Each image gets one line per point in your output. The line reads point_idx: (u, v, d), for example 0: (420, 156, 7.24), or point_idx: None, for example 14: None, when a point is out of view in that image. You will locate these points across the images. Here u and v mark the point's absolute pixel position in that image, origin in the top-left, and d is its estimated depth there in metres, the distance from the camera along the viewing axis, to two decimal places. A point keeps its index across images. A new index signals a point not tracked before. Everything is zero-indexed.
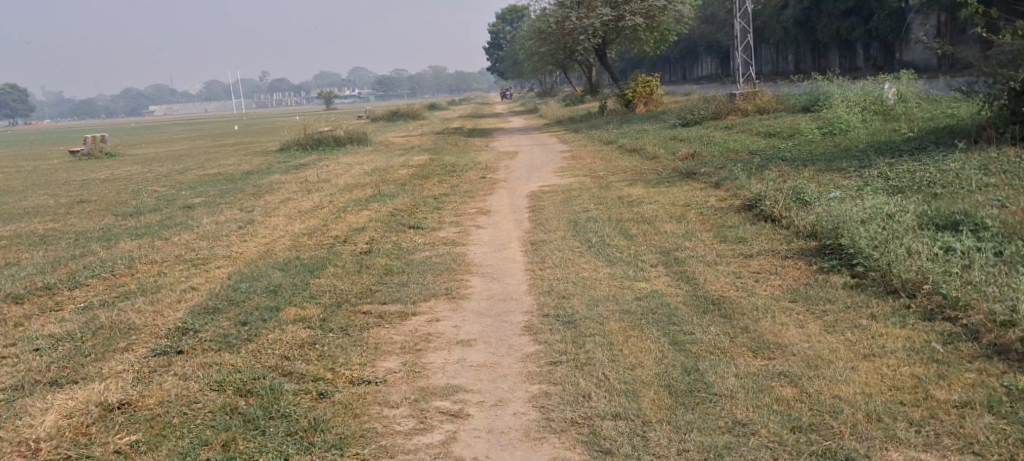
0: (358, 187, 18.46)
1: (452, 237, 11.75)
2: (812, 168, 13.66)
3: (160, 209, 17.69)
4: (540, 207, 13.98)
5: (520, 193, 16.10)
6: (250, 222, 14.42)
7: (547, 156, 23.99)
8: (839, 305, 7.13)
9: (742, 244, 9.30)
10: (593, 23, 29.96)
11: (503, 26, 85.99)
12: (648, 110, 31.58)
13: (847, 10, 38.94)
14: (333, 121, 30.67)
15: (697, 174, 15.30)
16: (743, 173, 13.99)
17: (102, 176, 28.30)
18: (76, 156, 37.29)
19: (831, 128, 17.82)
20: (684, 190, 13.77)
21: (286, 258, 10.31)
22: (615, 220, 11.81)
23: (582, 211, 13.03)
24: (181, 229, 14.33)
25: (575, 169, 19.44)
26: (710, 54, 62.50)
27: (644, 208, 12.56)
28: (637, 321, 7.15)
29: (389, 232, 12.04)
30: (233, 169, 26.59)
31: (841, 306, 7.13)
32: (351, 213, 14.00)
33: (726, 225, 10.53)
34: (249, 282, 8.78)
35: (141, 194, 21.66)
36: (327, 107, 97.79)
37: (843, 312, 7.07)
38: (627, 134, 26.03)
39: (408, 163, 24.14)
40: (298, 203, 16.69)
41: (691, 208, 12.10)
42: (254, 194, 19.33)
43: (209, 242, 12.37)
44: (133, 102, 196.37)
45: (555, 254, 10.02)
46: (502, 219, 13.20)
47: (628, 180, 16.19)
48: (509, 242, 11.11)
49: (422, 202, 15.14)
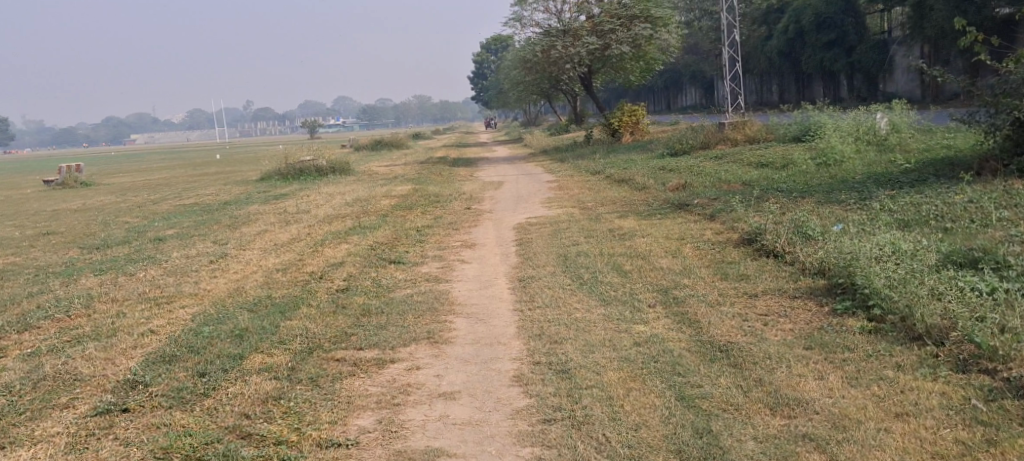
0: (338, 218, 17.86)
1: (436, 273, 11.11)
2: (810, 200, 13.07)
3: (131, 242, 17.01)
4: (528, 240, 13.38)
5: (506, 225, 15.50)
6: (223, 256, 13.78)
7: (533, 185, 23.46)
8: (861, 354, 6.54)
9: (744, 282, 8.70)
10: (579, 52, 29.50)
11: (488, 56, 85.84)
12: (634, 139, 31.11)
13: (830, 41, 38.58)
14: (315, 150, 30.06)
15: (690, 206, 14.72)
16: (739, 205, 13.40)
17: (75, 207, 27.59)
18: (51, 186, 36.55)
19: (824, 159, 17.27)
20: (677, 223, 13.19)
21: (256, 296, 9.66)
22: (607, 254, 11.21)
23: (572, 245, 12.43)
24: (150, 263, 13.68)
25: (563, 200, 18.87)
26: (693, 84, 62.27)
27: (637, 242, 11.97)
28: (638, 371, 6.53)
29: (368, 268, 11.41)
30: (211, 199, 25.93)
31: (862, 355, 6.54)
32: (329, 246, 13.37)
33: (725, 261, 9.93)
34: (213, 324, 8.14)
35: (112, 225, 20.99)
36: (311, 136, 97.29)
37: (865, 362, 6.48)
38: (614, 164, 25.49)
39: (391, 192, 23.55)
40: (274, 235, 16.04)
41: (687, 242, 11.51)
42: (229, 226, 18.67)
43: (177, 279, 11.73)
44: (115, 130, 195.39)
45: (545, 292, 9.39)
46: (487, 253, 12.57)
47: (618, 211, 15.62)
48: (496, 279, 10.48)
49: (404, 235, 14.53)
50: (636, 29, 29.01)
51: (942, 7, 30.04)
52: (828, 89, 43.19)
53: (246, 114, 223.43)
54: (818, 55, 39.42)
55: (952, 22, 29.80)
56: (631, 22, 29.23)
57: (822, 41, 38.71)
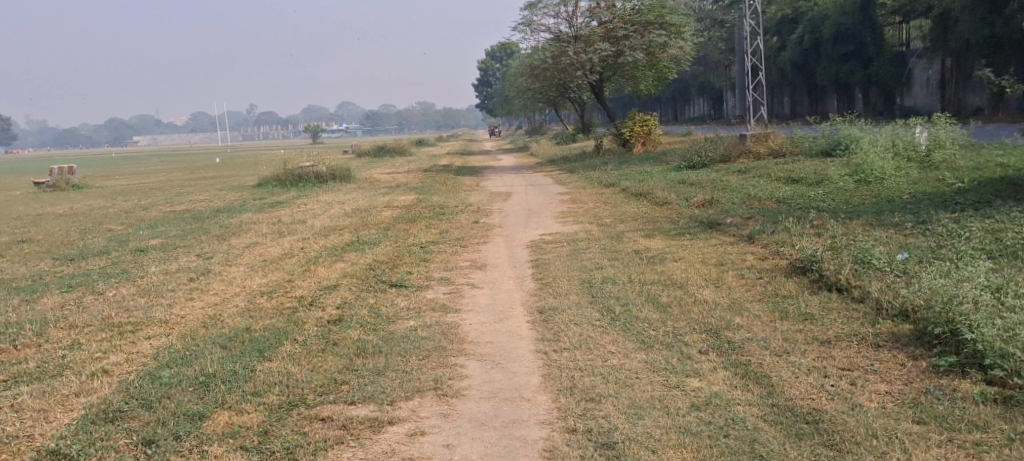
0: (336, 230, 16.57)
1: (443, 300, 9.81)
2: (859, 223, 11.63)
3: (111, 255, 15.71)
4: (545, 262, 12.03)
5: (518, 243, 14.18)
6: (205, 273, 12.48)
7: (543, 197, 22.17)
8: (997, 437, 5.49)
9: (811, 323, 7.35)
10: (591, 59, 28.15)
11: (492, 63, 85.00)
12: (646, 151, 29.78)
13: (846, 53, 36.95)
14: (315, 156, 28.75)
15: (721, 226, 13.37)
16: (780, 227, 12.04)
17: (61, 211, 26.29)
18: (42, 189, 35.26)
19: (863, 176, 15.89)
20: (710, 245, 11.87)
21: (235, 327, 8.36)
22: (637, 281, 9.88)
23: (594, 268, 11.08)
24: (125, 281, 12.39)
25: (578, 216, 17.54)
26: (702, 95, 60.99)
27: (669, 267, 10.64)
28: (704, 452, 5.48)
29: (365, 292, 10.09)
30: (204, 206, 24.65)
31: (1001, 439, 5.47)
32: (323, 264, 12.07)
33: (779, 293, 8.61)
34: (181, 363, 6.92)
35: (95, 232, 19.71)
36: (314, 141, 96.03)
37: (1008, 448, 5.41)
38: (629, 176, 24.14)
39: (392, 202, 22.22)
40: (265, 248, 14.77)
41: (728, 268, 10.19)
42: (218, 237, 17.36)
43: (150, 301, 10.44)
44: (117, 132, 194.43)
45: (571, 329, 8.05)
46: (499, 276, 11.26)
47: (642, 229, 14.30)
48: (512, 310, 9.17)
49: (406, 252, 13.20)
50: (650, 36, 27.63)
51: (967, 19, 28.55)
52: (842, 102, 41.63)
53: (248, 118, 222.20)
54: (833, 67, 37.96)
55: (978, 35, 28.32)
56: (645, 29, 27.86)
57: (838, 53, 37.15)
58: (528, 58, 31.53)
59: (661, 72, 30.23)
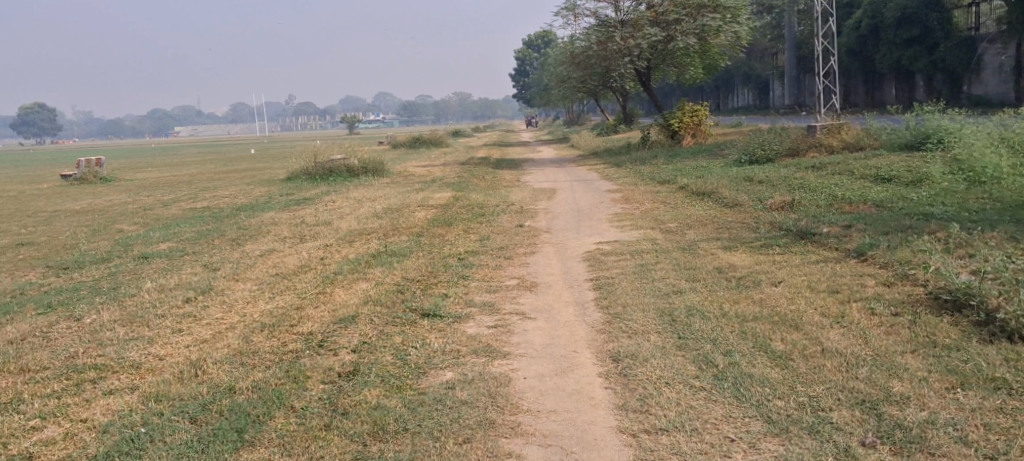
0: (363, 235, 14.65)
1: (488, 339, 7.84)
2: (998, 235, 9.44)
3: (109, 262, 13.84)
4: (609, 283, 9.93)
5: (572, 254, 12.12)
6: (205, 291, 10.56)
7: (591, 195, 20.14)
8: None
9: (1012, 396, 5.58)
10: (640, 44, 25.83)
11: (529, 52, 82.96)
12: (698, 143, 27.51)
13: (911, 38, 33.49)
14: (346, 148, 26.78)
15: (816, 236, 11.28)
16: (895, 241, 9.95)
17: (78, 207, 24.56)
18: (67, 181, 33.69)
19: (973, 176, 13.67)
20: (810, 263, 9.77)
21: (220, 384, 6.45)
22: (734, 316, 7.77)
23: (672, 293, 9.05)
24: (110, 299, 10.48)
25: (634, 218, 15.44)
26: (748, 84, 58.53)
27: (768, 294, 8.54)
28: None
29: (389, 327, 8.08)
30: (226, 203, 22.84)
31: None
32: (340, 283, 10.10)
33: (941, 337, 6.58)
34: None
35: (102, 234, 17.88)
36: (349, 132, 94.55)
37: None
38: (684, 171, 22.01)
39: (427, 200, 20.28)
40: (280, 258, 12.85)
41: (847, 299, 8.09)
42: (233, 241, 15.48)
43: (129, 332, 8.50)
44: (155, 122, 194.34)
45: (661, 392, 6.03)
46: (554, 301, 9.26)
47: (715, 239, 12.30)
48: (575, 354, 7.18)
49: (442, 266, 11.20)
50: (703, 19, 25.20)
51: None
52: (903, 90, 38.45)
53: (285, 108, 221.71)
54: (895, 53, 34.56)
55: None
56: (698, 12, 25.50)
57: (901, 38, 33.67)
58: (570, 45, 29.47)
59: (715, 57, 27.88)
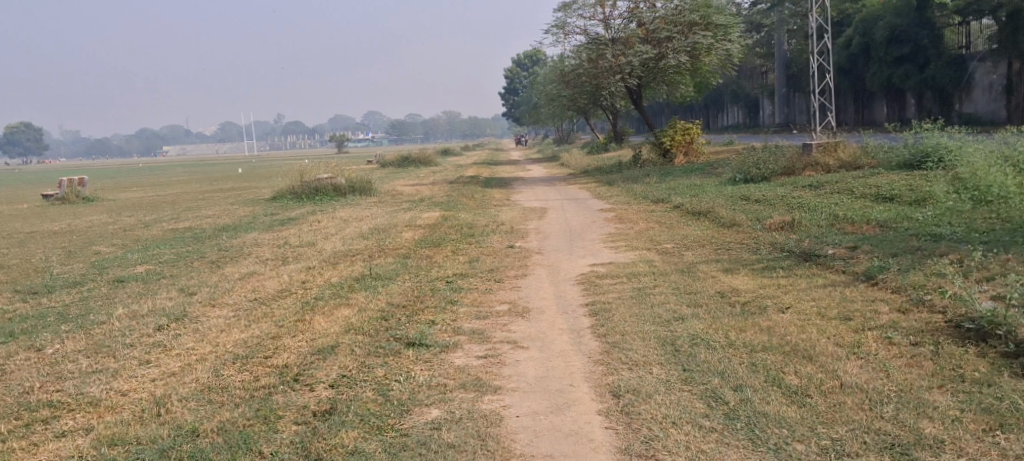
0: (347, 257, 14.07)
1: (477, 371, 7.28)
2: (1014, 257, 8.95)
3: (80, 286, 13.22)
4: (605, 308, 9.36)
5: (565, 277, 11.57)
6: (178, 318, 9.94)
7: (583, 215, 19.62)
8: None
9: None
10: (631, 62, 25.34)
11: (518, 71, 82.79)
12: (689, 162, 27.04)
13: (901, 56, 32.80)
14: (333, 166, 26.21)
15: (820, 259, 10.78)
16: (907, 264, 9.44)
17: (56, 228, 23.92)
18: (49, 201, 33.00)
19: (979, 195, 13.22)
20: (818, 287, 9.26)
21: (183, 427, 5.98)
22: (743, 348, 7.23)
23: (674, 321, 8.49)
24: (76, 326, 9.87)
25: (629, 239, 14.92)
26: (737, 103, 58.28)
27: (777, 321, 7.99)
28: None
29: (370, 358, 7.50)
30: (209, 223, 22.23)
31: None
32: (321, 310, 9.52)
33: (971, 370, 6.17)
34: None
35: (77, 256, 17.24)
36: (339, 152, 93.99)
37: None
38: (678, 190, 21.52)
39: (415, 220, 19.72)
40: (260, 282, 12.26)
41: (862, 327, 7.56)
42: (213, 264, 14.88)
43: (91, 364, 7.89)
44: (144, 142, 193.63)
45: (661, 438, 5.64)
46: (547, 329, 8.70)
47: (714, 261, 11.77)
48: (573, 389, 6.63)
49: (429, 291, 10.63)
50: (695, 37, 24.90)
51: None
52: (893, 109, 37.76)
53: (274, 127, 221.33)
54: (885, 71, 33.80)
55: None
56: (690, 30, 25.12)
57: (891, 56, 33.11)
58: (560, 64, 29.05)
59: (706, 75, 27.43)
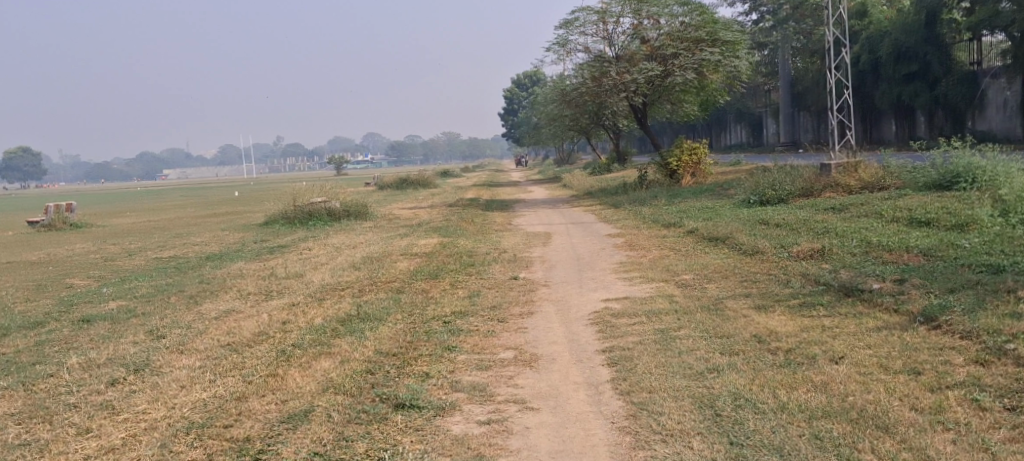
0: (336, 292, 12.84)
1: (476, 444, 6.09)
2: None
3: (39, 328, 11.95)
4: (625, 356, 8.10)
5: (575, 316, 10.35)
6: (139, 369, 8.70)
7: (590, 241, 18.42)
8: None
9: None
10: (636, 80, 23.98)
11: (518, 91, 81.67)
12: (697, 183, 25.81)
13: (911, 73, 31.25)
14: (327, 190, 24.97)
15: (865, 294, 9.51)
16: (973, 304, 8.14)
17: (36, 258, 22.63)
18: (35, 227, 31.73)
19: None
20: (870, 331, 8.02)
21: None
22: (798, 416, 6.03)
23: (709, 374, 7.25)
24: (22, 380, 8.65)
25: (643, 268, 13.68)
26: (742, 121, 56.98)
27: (833, 374, 6.76)
28: None
29: (350, 428, 6.36)
30: (194, 252, 20.98)
31: None
32: (298, 362, 8.31)
33: None
34: None
35: (48, 290, 15.98)
36: (338, 173, 92.71)
37: None
38: (689, 213, 20.32)
39: (411, 247, 18.50)
40: (238, 322, 11.03)
41: (939, 385, 6.34)
42: (191, 299, 13.64)
43: (22, 436, 6.68)
44: (143, 165, 192.63)
45: None
46: (560, 383, 7.47)
47: (742, 295, 10.54)
48: None
49: (424, 334, 9.40)
50: (702, 54, 23.52)
51: None
52: (904, 127, 36.33)
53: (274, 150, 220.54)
54: (895, 88, 32.35)
55: None
56: (696, 47, 23.85)
57: (900, 73, 31.55)
58: (561, 82, 27.84)
59: (713, 92, 26.23)
